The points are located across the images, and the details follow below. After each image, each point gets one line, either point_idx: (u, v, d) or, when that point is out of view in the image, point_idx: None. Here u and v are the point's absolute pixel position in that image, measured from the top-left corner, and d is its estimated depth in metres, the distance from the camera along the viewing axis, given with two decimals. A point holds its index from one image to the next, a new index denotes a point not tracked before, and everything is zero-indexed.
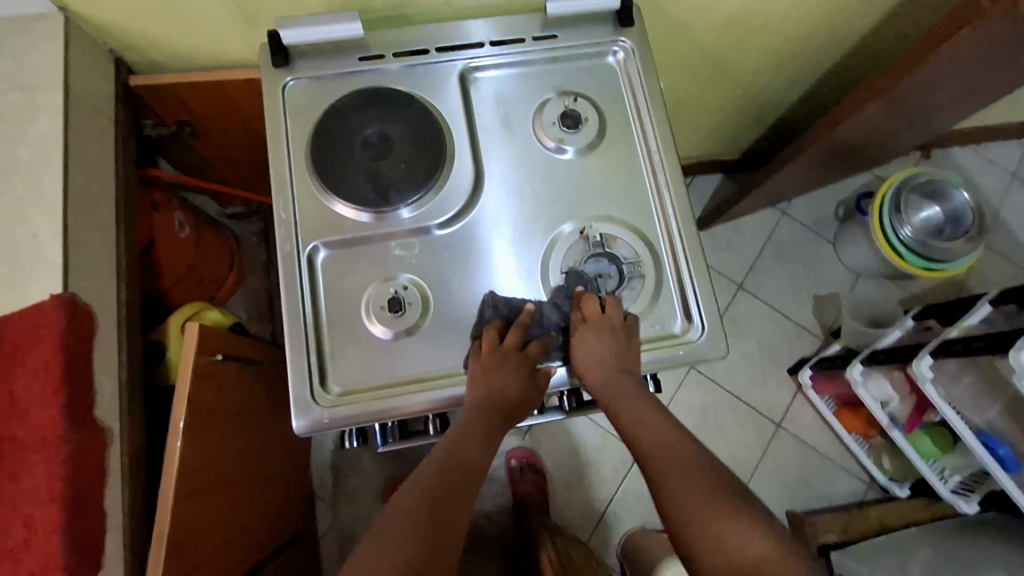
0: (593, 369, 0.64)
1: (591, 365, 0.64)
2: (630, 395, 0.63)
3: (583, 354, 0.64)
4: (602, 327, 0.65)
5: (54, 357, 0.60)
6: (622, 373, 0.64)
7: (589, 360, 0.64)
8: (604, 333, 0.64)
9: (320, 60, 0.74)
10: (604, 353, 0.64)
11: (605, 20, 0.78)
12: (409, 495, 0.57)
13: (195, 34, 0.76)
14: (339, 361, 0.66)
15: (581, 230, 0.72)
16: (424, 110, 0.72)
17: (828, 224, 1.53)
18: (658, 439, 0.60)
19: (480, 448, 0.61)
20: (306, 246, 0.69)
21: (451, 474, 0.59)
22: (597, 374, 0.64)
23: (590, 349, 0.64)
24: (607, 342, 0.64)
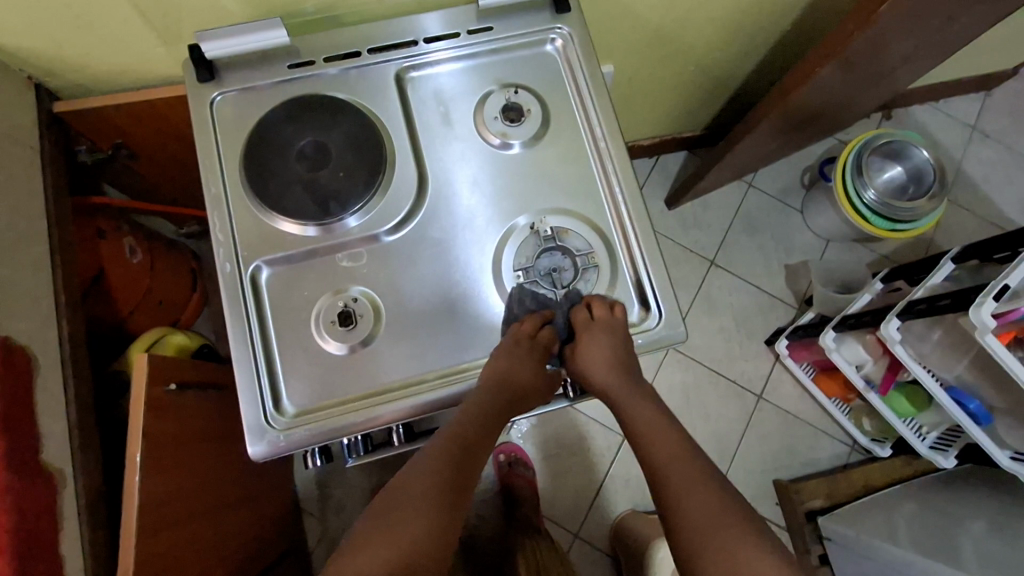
0: (597, 370, 0.65)
1: (596, 365, 0.65)
2: (628, 396, 0.65)
3: (588, 356, 0.65)
4: (605, 332, 0.65)
5: None
6: (623, 375, 0.65)
7: (589, 363, 0.66)
8: (608, 336, 0.65)
9: (249, 71, 0.71)
10: (610, 354, 0.65)
11: (541, 7, 0.76)
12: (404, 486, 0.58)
13: (116, 53, 0.73)
14: (292, 381, 0.65)
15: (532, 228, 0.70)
16: (360, 115, 0.70)
17: (795, 192, 1.53)
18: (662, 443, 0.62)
19: (482, 431, 0.63)
20: (249, 266, 0.66)
21: (456, 458, 0.61)
22: (601, 375, 0.65)
23: (597, 350, 0.65)
24: (608, 345, 0.64)
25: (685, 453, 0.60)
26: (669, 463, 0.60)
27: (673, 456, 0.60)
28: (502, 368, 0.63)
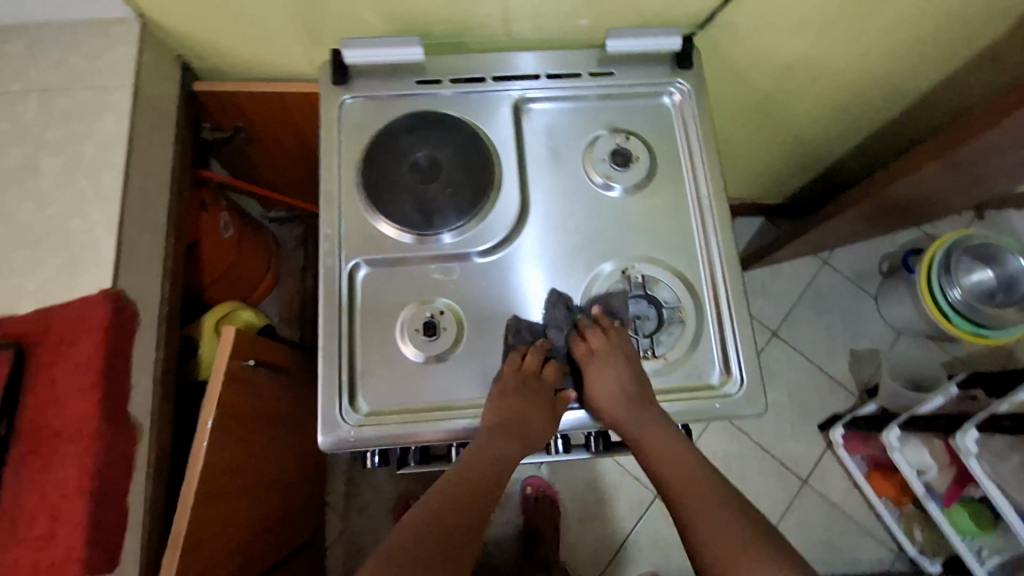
0: (611, 410, 0.63)
1: (606, 403, 0.63)
2: (643, 425, 0.61)
3: (597, 390, 0.64)
4: (611, 361, 0.64)
5: (97, 350, 0.61)
6: (638, 405, 0.62)
7: (596, 396, 0.64)
8: (613, 364, 0.64)
9: (379, 80, 0.75)
10: (619, 388, 0.63)
11: (663, 61, 0.77)
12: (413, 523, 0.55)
13: (262, 46, 0.78)
14: (369, 381, 0.66)
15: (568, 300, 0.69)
16: (475, 137, 0.72)
17: (870, 277, 1.49)
18: (687, 478, 0.59)
19: (491, 465, 0.60)
20: (348, 262, 0.69)
21: (465, 494, 0.58)
22: (611, 410, 0.63)
23: (603, 385, 0.64)
24: (613, 374, 0.64)
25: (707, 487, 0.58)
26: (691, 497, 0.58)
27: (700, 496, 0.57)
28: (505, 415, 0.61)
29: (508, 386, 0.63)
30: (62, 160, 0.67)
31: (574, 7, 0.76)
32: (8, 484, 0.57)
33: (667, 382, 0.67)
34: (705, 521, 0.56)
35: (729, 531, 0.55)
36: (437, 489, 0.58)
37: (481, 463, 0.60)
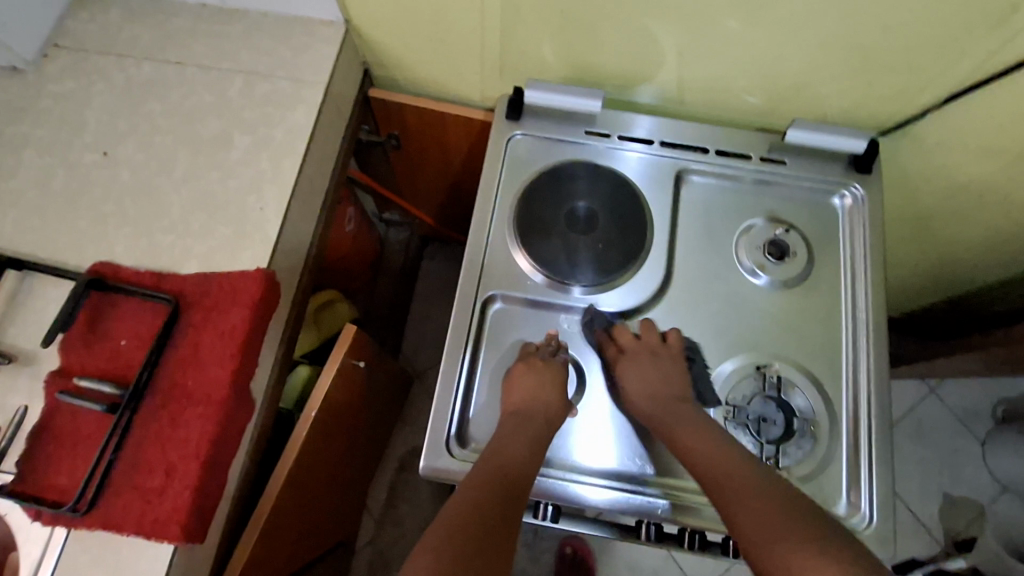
0: (644, 408, 0.62)
1: (639, 404, 0.63)
2: (680, 424, 0.60)
3: (633, 390, 0.63)
4: (643, 357, 0.64)
5: (241, 323, 0.63)
6: (670, 403, 0.62)
7: (634, 398, 0.63)
8: (644, 361, 0.64)
9: (550, 122, 0.76)
10: (650, 385, 0.63)
11: (838, 160, 0.75)
12: (441, 528, 0.51)
13: (445, 67, 0.82)
14: (481, 416, 0.65)
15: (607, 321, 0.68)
16: (634, 198, 0.73)
17: (981, 420, 1.36)
18: (723, 466, 0.55)
19: (524, 454, 0.58)
20: (484, 292, 0.69)
21: (495, 485, 0.55)
22: (644, 409, 0.62)
23: (636, 382, 0.63)
24: (648, 372, 0.63)
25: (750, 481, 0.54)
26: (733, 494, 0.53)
27: (727, 478, 0.54)
28: (521, 398, 0.61)
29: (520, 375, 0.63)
30: (250, 138, 0.72)
31: (756, 91, 0.75)
32: (135, 431, 0.59)
33: None
34: (736, 507, 0.52)
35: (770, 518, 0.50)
36: (459, 498, 0.54)
37: (513, 460, 0.57)
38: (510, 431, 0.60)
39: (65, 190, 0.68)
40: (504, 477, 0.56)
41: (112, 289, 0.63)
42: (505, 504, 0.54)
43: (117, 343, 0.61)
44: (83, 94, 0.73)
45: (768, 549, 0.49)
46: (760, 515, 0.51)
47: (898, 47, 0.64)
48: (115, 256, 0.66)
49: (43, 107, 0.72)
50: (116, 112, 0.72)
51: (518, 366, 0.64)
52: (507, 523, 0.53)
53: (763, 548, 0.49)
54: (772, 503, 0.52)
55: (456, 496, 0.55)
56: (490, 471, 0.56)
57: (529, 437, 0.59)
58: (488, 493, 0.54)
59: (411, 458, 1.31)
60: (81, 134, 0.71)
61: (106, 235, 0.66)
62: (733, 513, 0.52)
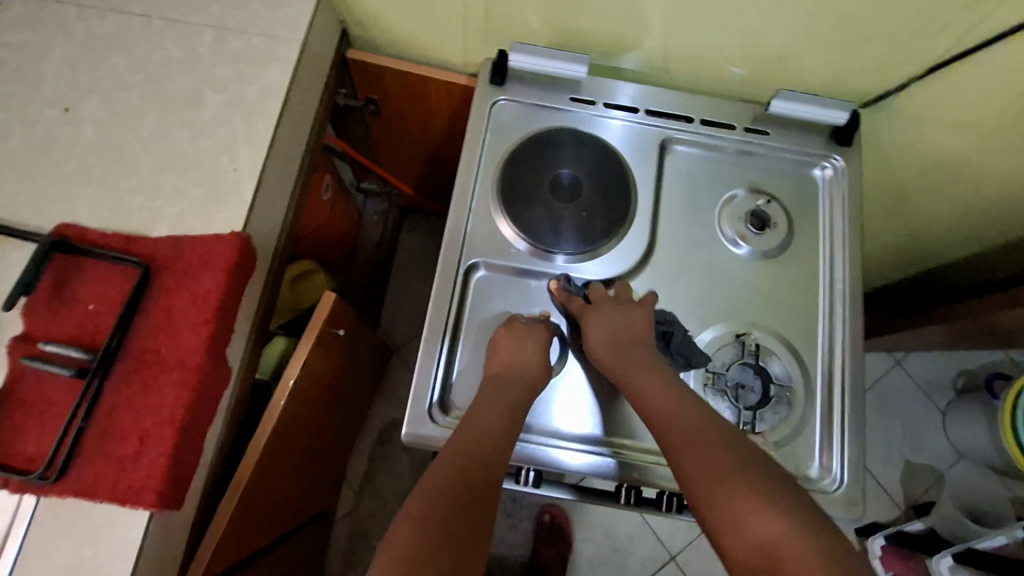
0: (604, 354, 0.62)
1: (601, 348, 0.62)
2: (634, 370, 0.60)
3: (596, 337, 0.63)
4: (612, 307, 0.64)
5: (216, 288, 0.61)
6: (631, 353, 0.61)
7: (598, 347, 0.62)
8: (611, 312, 0.64)
9: (535, 88, 0.75)
10: (615, 332, 0.62)
11: (820, 133, 0.75)
12: (426, 489, 0.52)
13: (428, 27, 0.80)
14: (463, 384, 0.65)
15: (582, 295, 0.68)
16: (618, 166, 0.72)
17: (942, 391, 1.42)
18: (669, 408, 0.56)
19: (507, 416, 0.58)
20: (467, 259, 0.68)
21: (480, 444, 0.55)
22: (607, 358, 0.62)
23: (600, 329, 0.62)
24: (614, 321, 0.63)
25: (698, 427, 0.55)
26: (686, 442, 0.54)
27: (674, 419, 0.56)
28: (504, 362, 0.61)
29: (505, 344, 0.62)
30: (222, 97, 0.69)
31: (743, 62, 0.74)
32: (106, 398, 0.57)
33: None
34: (684, 450, 0.53)
35: (715, 460, 0.52)
36: (445, 460, 0.54)
37: (498, 422, 0.58)
38: (492, 394, 0.60)
39: (24, 148, 0.65)
40: (489, 440, 0.56)
41: (78, 252, 0.60)
42: (491, 467, 0.54)
43: (85, 308, 0.59)
44: (41, 45, 0.69)
45: (710, 493, 0.50)
46: (715, 460, 0.52)
47: (882, 18, 0.64)
48: (80, 217, 0.63)
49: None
50: (77, 66, 0.68)
51: (499, 333, 0.63)
52: (494, 481, 0.54)
53: (710, 493, 0.50)
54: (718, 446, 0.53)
55: (441, 457, 0.55)
56: (472, 433, 0.56)
57: (511, 398, 0.60)
58: (471, 455, 0.54)
59: (390, 430, 1.32)
60: (39, 88, 0.67)
61: (70, 197, 0.63)
62: (679, 455, 0.53)
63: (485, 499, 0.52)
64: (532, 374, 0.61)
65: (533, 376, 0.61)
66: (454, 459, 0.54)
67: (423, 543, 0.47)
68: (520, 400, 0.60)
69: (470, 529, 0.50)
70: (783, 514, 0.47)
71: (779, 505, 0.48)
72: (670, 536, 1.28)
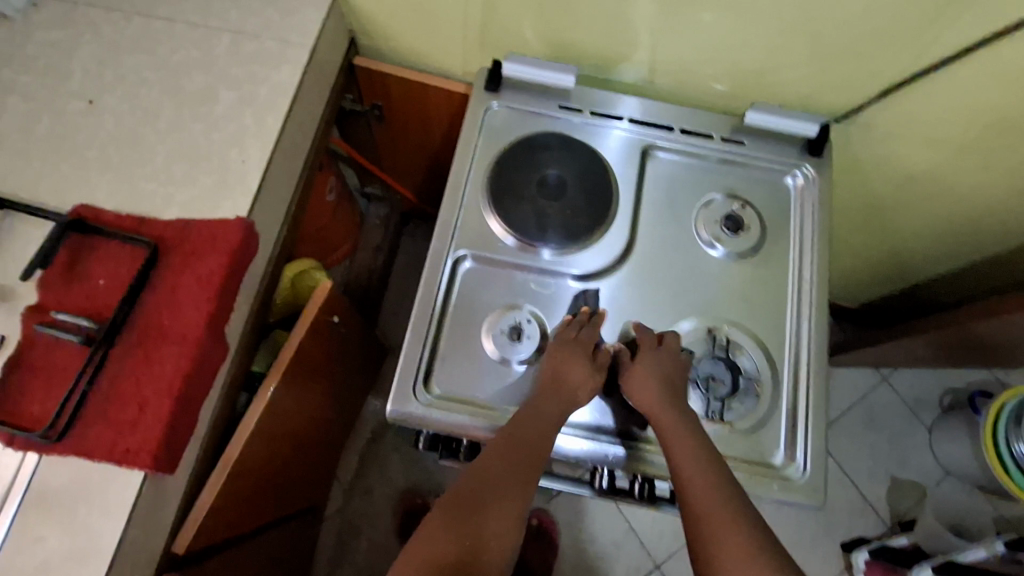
0: (647, 405, 0.62)
1: (642, 396, 0.63)
2: (672, 428, 0.61)
3: (637, 386, 0.63)
4: (665, 362, 0.65)
5: (219, 268, 0.65)
6: (673, 410, 0.62)
7: (641, 401, 0.63)
8: (661, 364, 0.65)
9: (527, 96, 0.80)
10: (659, 383, 0.63)
11: (794, 144, 0.80)
12: (458, 497, 0.57)
13: (430, 38, 0.85)
14: (447, 367, 0.68)
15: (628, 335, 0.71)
16: (602, 169, 0.77)
17: (928, 408, 1.43)
18: (691, 475, 0.58)
19: (539, 434, 0.60)
20: (456, 251, 0.72)
21: (510, 460, 0.59)
22: (650, 410, 0.62)
23: (643, 377, 0.63)
24: (663, 374, 0.64)
25: (718, 500, 0.57)
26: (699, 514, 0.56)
27: (695, 487, 0.57)
28: (549, 370, 0.64)
29: (554, 354, 0.65)
30: (235, 94, 0.74)
31: (722, 76, 0.80)
32: (110, 367, 0.60)
33: (730, 450, 0.67)
34: (703, 528, 0.56)
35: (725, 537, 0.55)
36: (478, 469, 0.59)
37: (532, 440, 0.60)
38: (523, 414, 0.62)
39: (49, 135, 0.70)
40: (520, 457, 0.59)
41: (92, 231, 0.65)
42: (516, 485, 0.58)
43: (96, 282, 0.63)
44: (70, 44, 0.74)
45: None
46: (733, 548, 0.54)
47: (848, 37, 0.69)
48: (97, 200, 0.67)
49: (30, 55, 0.73)
50: (103, 63, 0.74)
51: (555, 342, 0.66)
52: (518, 497, 0.57)
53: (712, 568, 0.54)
54: (742, 527, 0.55)
55: (474, 464, 0.60)
56: (503, 447, 0.59)
57: (546, 417, 0.61)
58: (501, 470, 0.58)
59: (382, 429, 1.34)
60: (67, 82, 0.73)
61: (89, 181, 0.68)
62: (693, 523, 0.57)
63: (507, 517, 0.56)
64: (564, 396, 0.63)
65: (564, 398, 0.63)
66: (484, 471, 0.58)
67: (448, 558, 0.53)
68: (553, 418, 0.61)
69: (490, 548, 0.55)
70: None
71: None
72: (655, 543, 1.29)
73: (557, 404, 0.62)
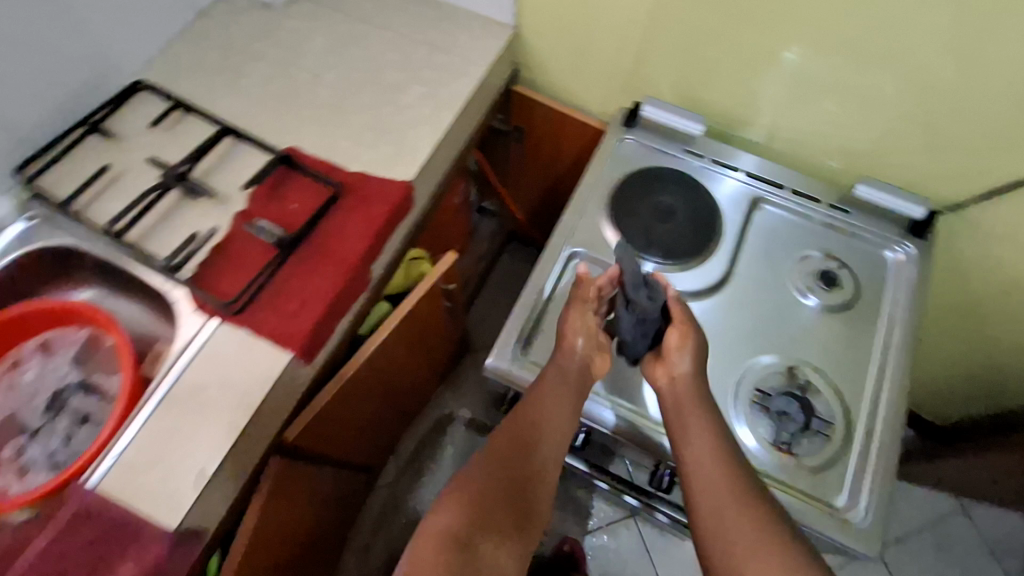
0: (669, 387, 0.65)
1: (667, 380, 0.66)
2: (688, 409, 0.63)
3: (667, 366, 0.66)
4: (692, 347, 0.66)
5: (381, 215, 0.80)
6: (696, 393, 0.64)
7: (664, 379, 0.66)
8: (689, 346, 0.66)
9: (656, 135, 0.92)
10: (686, 366, 0.65)
11: (899, 222, 0.85)
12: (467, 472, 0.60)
13: (582, 78, 1.01)
14: (544, 340, 0.77)
15: (668, 294, 0.69)
16: (712, 207, 0.86)
17: (1010, 554, 1.32)
18: (703, 460, 0.59)
19: (548, 414, 0.65)
20: (570, 247, 0.83)
21: (520, 439, 0.63)
22: (673, 392, 0.65)
23: (672, 356, 0.66)
24: (690, 358, 0.66)
25: (730, 483, 0.57)
26: (712, 496, 0.57)
27: (706, 471, 0.58)
28: (579, 351, 0.69)
29: (585, 336, 0.70)
30: (421, 91, 0.92)
31: (838, 151, 0.88)
32: (285, 268, 0.75)
33: (793, 479, 0.69)
34: (713, 508, 0.56)
35: (736, 517, 0.55)
36: (489, 450, 0.62)
37: (540, 420, 0.64)
38: (537, 394, 0.66)
39: (280, 94, 0.90)
40: (528, 436, 0.63)
41: (297, 168, 0.82)
42: (523, 465, 0.61)
43: (290, 205, 0.80)
44: (310, 34, 0.96)
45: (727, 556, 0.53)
46: (748, 532, 0.54)
47: (966, 131, 0.76)
48: (302, 146, 0.85)
49: (281, 37, 0.95)
50: (330, 51, 0.94)
51: (585, 327, 0.71)
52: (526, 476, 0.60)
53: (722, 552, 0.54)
54: (755, 519, 0.54)
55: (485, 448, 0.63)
56: (513, 427, 0.64)
57: (556, 395, 0.66)
58: (510, 450, 0.62)
59: (444, 421, 1.42)
60: (301, 60, 0.93)
61: (300, 131, 0.86)
62: (701, 507, 0.57)
63: (514, 497, 0.58)
64: (575, 374, 0.68)
65: (576, 378, 0.68)
66: (494, 450, 0.62)
67: (456, 518, 0.55)
68: (564, 396, 0.66)
69: (497, 515, 0.56)
70: None
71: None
72: None
73: (568, 386, 0.67)
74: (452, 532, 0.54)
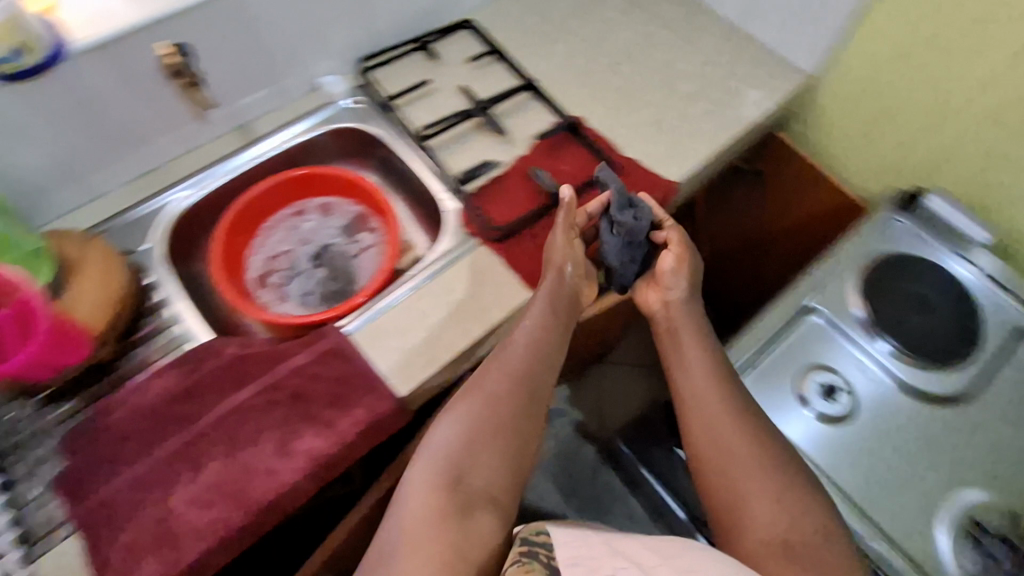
0: (666, 313, 0.77)
1: (670, 308, 0.77)
2: (690, 342, 0.73)
3: (655, 287, 0.79)
4: (679, 275, 0.77)
5: (644, 203, 0.83)
6: (695, 325, 0.75)
7: (660, 303, 0.78)
8: (678, 274, 0.78)
9: (931, 227, 0.87)
10: (688, 308, 0.76)
11: None
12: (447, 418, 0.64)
13: (862, 145, 0.98)
14: (756, 376, 0.78)
15: (654, 216, 0.79)
16: (972, 320, 0.80)
17: None
18: (703, 395, 0.68)
19: (527, 351, 0.69)
20: (810, 301, 0.81)
21: (499, 379, 0.66)
22: (672, 320, 0.76)
23: (669, 278, 0.78)
24: (676, 273, 0.78)
25: (734, 422, 0.66)
26: (715, 430, 0.66)
27: (705, 412, 0.67)
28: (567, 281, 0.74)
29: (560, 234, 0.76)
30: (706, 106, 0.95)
31: None
32: (546, 219, 0.82)
33: None
34: (711, 436, 0.66)
35: (738, 453, 0.64)
36: (464, 395, 0.66)
37: (518, 351, 0.68)
38: (519, 332, 0.70)
39: (580, 69, 0.97)
40: (506, 374, 0.67)
41: (579, 136, 0.88)
42: (504, 407, 0.64)
43: (566, 166, 0.86)
44: (619, 26, 1.02)
45: (730, 484, 0.63)
46: (755, 476, 0.63)
47: None
48: (589, 119, 0.91)
49: (592, 21, 1.03)
50: (632, 46, 1.00)
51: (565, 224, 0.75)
52: (505, 410, 0.64)
53: (726, 478, 0.63)
54: (760, 465, 0.63)
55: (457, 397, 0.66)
56: (490, 368, 0.67)
57: (540, 315, 0.71)
58: (488, 390, 0.65)
59: None
60: (605, 45, 1.00)
61: (590, 106, 0.92)
62: (701, 443, 0.66)
63: (496, 433, 0.63)
64: (567, 297, 0.74)
65: (568, 299, 0.74)
66: (470, 396, 0.65)
67: (440, 461, 0.60)
68: (557, 322, 0.72)
69: (482, 456, 0.62)
70: (786, 515, 0.60)
71: (787, 507, 0.61)
72: None
73: (565, 310, 0.73)
74: (437, 480, 0.59)
